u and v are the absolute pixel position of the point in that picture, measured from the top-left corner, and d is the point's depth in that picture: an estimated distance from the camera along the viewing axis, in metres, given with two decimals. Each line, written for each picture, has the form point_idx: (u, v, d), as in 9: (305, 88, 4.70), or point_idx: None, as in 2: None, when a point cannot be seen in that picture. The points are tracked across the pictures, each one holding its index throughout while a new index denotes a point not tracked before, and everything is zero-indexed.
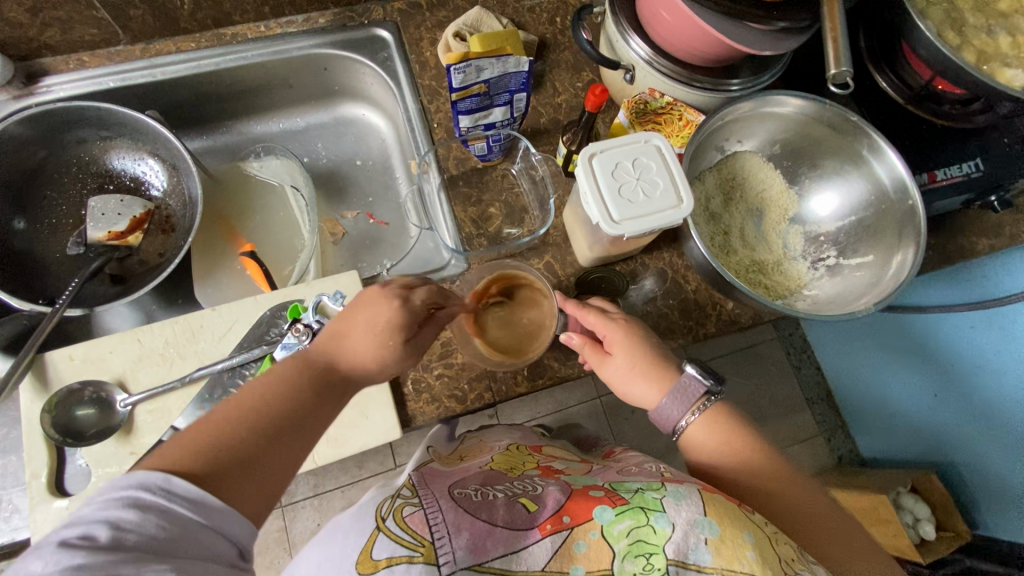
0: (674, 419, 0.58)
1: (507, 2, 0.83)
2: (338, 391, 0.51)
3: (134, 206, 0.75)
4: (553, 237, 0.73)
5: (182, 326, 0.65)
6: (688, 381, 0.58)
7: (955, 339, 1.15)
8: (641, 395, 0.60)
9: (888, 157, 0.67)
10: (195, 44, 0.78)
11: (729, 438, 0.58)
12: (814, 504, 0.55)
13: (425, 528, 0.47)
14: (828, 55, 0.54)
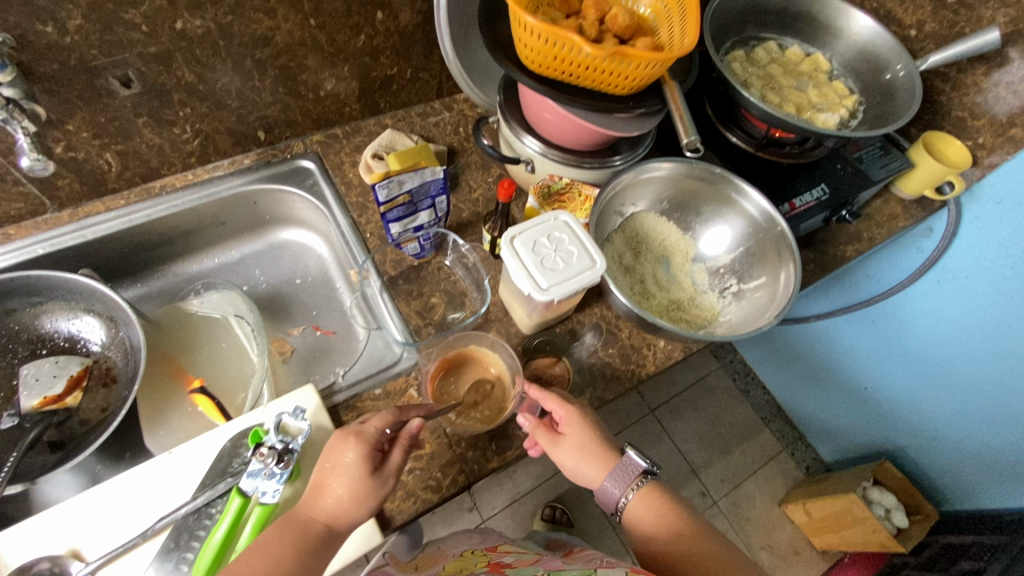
0: (616, 496, 0.64)
1: (413, 122, 0.96)
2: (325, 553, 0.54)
3: (71, 365, 0.75)
4: (495, 313, 0.79)
5: (139, 475, 0.63)
6: (628, 462, 0.65)
7: (862, 335, 1.30)
8: (585, 474, 0.66)
9: (752, 195, 0.81)
10: (124, 200, 0.82)
11: (639, 503, 0.64)
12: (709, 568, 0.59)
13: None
14: (679, 130, 0.68)
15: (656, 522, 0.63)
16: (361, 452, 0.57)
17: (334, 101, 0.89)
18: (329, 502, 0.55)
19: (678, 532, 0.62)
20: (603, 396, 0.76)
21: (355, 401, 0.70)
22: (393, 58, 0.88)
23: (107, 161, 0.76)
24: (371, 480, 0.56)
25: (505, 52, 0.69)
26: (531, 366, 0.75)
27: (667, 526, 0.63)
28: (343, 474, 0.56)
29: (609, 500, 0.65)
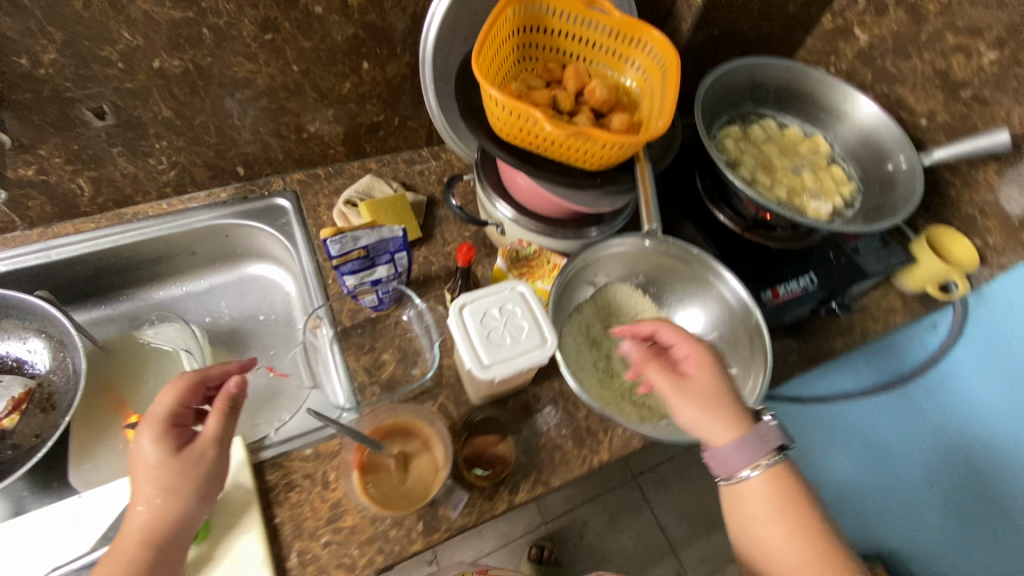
0: (735, 468, 0.54)
1: (398, 168, 0.95)
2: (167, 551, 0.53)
3: (14, 386, 0.74)
4: (447, 377, 0.76)
5: (43, 517, 0.61)
6: (765, 428, 0.55)
7: (899, 414, 1.10)
8: (709, 433, 0.56)
9: (730, 280, 0.76)
10: (95, 224, 0.82)
11: (756, 487, 0.54)
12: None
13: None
14: (641, 215, 0.68)
15: (762, 514, 0.53)
16: (161, 441, 0.55)
17: (318, 142, 0.89)
18: (146, 505, 0.53)
19: (793, 534, 0.51)
20: (548, 482, 0.71)
21: (282, 460, 0.68)
22: (380, 106, 0.88)
23: (79, 186, 0.77)
24: (184, 470, 0.55)
25: (477, 117, 0.68)
26: (471, 443, 0.71)
27: (780, 519, 0.52)
28: (148, 472, 0.54)
29: (727, 470, 0.55)
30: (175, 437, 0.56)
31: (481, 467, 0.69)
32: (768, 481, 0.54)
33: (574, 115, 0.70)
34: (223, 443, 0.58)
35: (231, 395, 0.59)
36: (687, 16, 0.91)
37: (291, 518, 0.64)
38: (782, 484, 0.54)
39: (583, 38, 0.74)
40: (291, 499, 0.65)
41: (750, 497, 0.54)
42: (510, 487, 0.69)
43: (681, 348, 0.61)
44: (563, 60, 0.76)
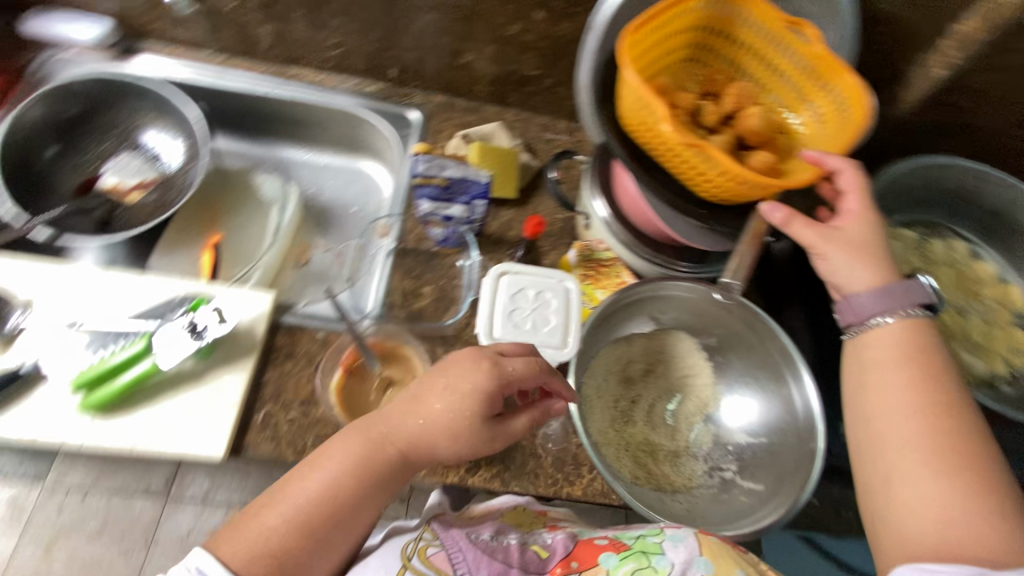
0: (868, 312, 0.55)
1: (529, 129, 0.94)
2: (398, 477, 0.54)
3: (149, 172, 0.88)
4: (469, 336, 0.74)
5: (106, 277, 0.71)
6: (914, 286, 0.55)
7: None
8: (846, 278, 0.58)
9: (808, 387, 0.64)
10: (262, 70, 0.92)
11: (885, 366, 0.53)
12: (934, 466, 0.47)
13: (449, 566, 0.52)
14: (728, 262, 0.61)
15: (888, 394, 0.52)
16: (497, 400, 0.53)
17: (468, 74, 0.90)
18: (412, 423, 0.53)
19: (912, 417, 0.50)
20: (507, 482, 0.67)
21: (295, 330, 0.71)
22: (538, 61, 0.86)
23: (263, 32, 0.86)
24: (485, 429, 0.53)
25: (610, 102, 0.64)
26: None
27: (911, 406, 0.51)
28: (458, 405, 0.52)
29: (858, 316, 0.56)
30: (499, 397, 0.53)
31: None
32: (896, 370, 0.53)
33: (713, 135, 0.64)
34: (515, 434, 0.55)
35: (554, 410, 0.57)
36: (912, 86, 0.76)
37: (276, 382, 0.68)
38: (923, 375, 0.52)
39: (767, 61, 0.66)
40: (284, 367, 0.69)
41: (879, 383, 0.53)
42: (467, 465, 0.67)
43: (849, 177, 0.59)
44: (735, 76, 0.69)
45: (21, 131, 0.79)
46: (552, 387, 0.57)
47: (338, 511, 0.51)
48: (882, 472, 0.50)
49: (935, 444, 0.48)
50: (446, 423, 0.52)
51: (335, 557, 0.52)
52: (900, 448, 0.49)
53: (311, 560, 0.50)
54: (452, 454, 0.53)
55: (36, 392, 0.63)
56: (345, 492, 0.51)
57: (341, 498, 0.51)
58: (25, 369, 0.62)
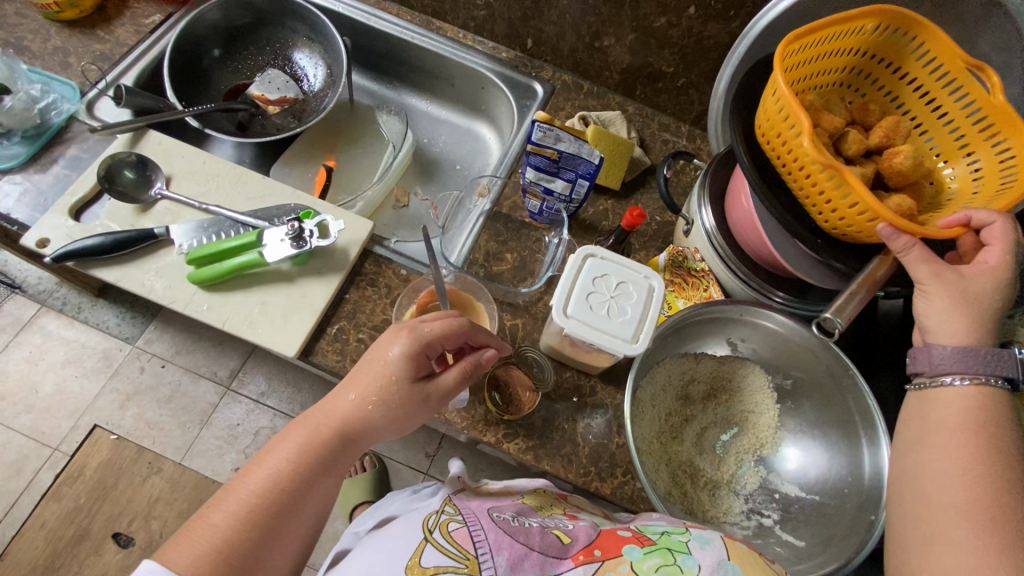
0: (942, 369, 0.50)
1: (648, 126, 0.92)
2: (345, 453, 0.55)
3: (290, 90, 0.94)
4: (538, 310, 0.75)
5: (235, 172, 0.78)
6: (1004, 357, 0.49)
7: None
8: (933, 325, 0.52)
9: (882, 457, 0.59)
10: (410, 18, 0.96)
11: (946, 429, 0.49)
12: (979, 543, 0.43)
13: (471, 544, 0.51)
14: (836, 299, 0.54)
15: (940, 457, 0.48)
16: (416, 367, 0.55)
17: (602, 58, 0.89)
18: (348, 399, 0.55)
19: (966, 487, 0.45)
20: (540, 458, 0.67)
21: (383, 262, 0.76)
22: (676, 59, 0.84)
23: None
24: (412, 394, 0.55)
25: (746, 110, 0.62)
26: (507, 372, 0.70)
27: (963, 475, 0.46)
28: (384, 374, 0.54)
29: (931, 368, 0.51)
30: (416, 362, 0.55)
31: (499, 395, 0.68)
32: (952, 433, 0.48)
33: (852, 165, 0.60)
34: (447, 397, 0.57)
35: (479, 364, 0.57)
36: None
37: (355, 303, 0.72)
38: (986, 442, 0.47)
39: (933, 98, 0.61)
40: (365, 291, 0.73)
41: (931, 446, 0.49)
42: (506, 431, 0.68)
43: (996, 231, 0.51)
44: (892, 111, 0.64)
45: (197, 29, 0.88)
46: (477, 338, 0.59)
47: (285, 497, 0.51)
48: (916, 540, 0.46)
49: (984, 518, 0.44)
50: (372, 396, 0.54)
51: (293, 547, 0.52)
52: (939, 520, 0.45)
53: (264, 555, 0.49)
54: (388, 420, 0.55)
55: (159, 255, 0.71)
56: (291, 475, 0.52)
57: (290, 482, 0.51)
58: (153, 232, 0.70)
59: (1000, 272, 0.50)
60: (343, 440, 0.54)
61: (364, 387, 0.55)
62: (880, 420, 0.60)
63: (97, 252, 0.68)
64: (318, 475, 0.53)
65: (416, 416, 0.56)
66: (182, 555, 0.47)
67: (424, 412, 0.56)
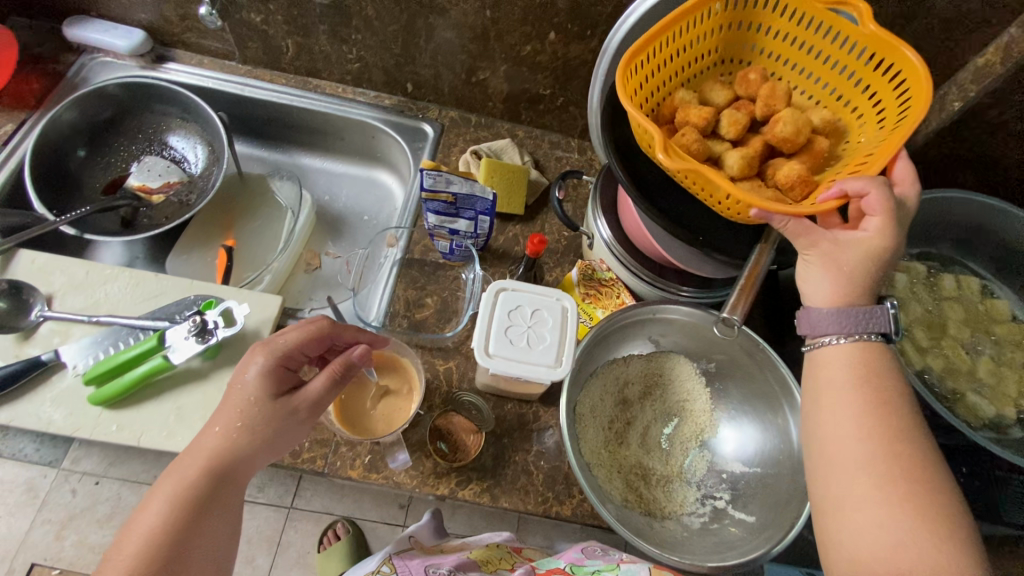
0: (821, 331, 0.54)
1: (540, 146, 0.95)
2: (230, 489, 0.51)
3: (172, 174, 0.90)
4: (468, 348, 0.75)
5: (123, 275, 0.73)
6: (880, 315, 0.52)
7: None
8: (811, 291, 0.55)
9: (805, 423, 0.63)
10: (284, 81, 0.95)
11: (839, 389, 0.52)
12: (885, 499, 0.47)
13: None
14: (729, 298, 0.56)
15: (839, 421, 0.51)
16: (275, 378, 0.54)
17: (482, 91, 0.92)
18: (214, 433, 0.52)
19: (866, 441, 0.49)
20: (497, 497, 0.67)
21: None
22: (551, 81, 0.87)
23: (286, 45, 0.89)
24: (276, 410, 0.52)
25: (616, 124, 0.65)
26: (447, 420, 0.70)
27: (862, 436, 0.49)
28: (244, 398, 0.52)
29: (811, 329, 0.54)
30: (279, 373, 0.55)
31: (445, 443, 0.68)
32: (847, 396, 0.51)
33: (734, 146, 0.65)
34: (318, 403, 0.54)
35: (350, 361, 0.56)
36: (928, 118, 0.75)
37: None
38: (874, 399, 0.51)
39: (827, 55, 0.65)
40: None
41: (829, 408, 0.52)
42: (458, 478, 0.67)
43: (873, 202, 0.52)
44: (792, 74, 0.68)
45: (54, 132, 0.83)
46: (341, 341, 0.60)
47: (168, 562, 0.46)
48: (830, 499, 0.50)
49: (885, 467, 0.48)
50: (237, 423, 0.52)
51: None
52: (851, 481, 0.49)
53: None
54: (263, 445, 0.52)
55: (52, 382, 0.66)
56: (170, 535, 0.47)
57: (168, 541, 0.47)
58: (41, 359, 0.65)
59: (873, 241, 0.52)
60: (222, 476, 0.51)
61: (228, 415, 0.52)
62: (795, 388, 0.64)
63: None
64: (197, 518, 0.49)
65: (292, 432, 0.54)
66: None
67: (299, 424, 0.54)
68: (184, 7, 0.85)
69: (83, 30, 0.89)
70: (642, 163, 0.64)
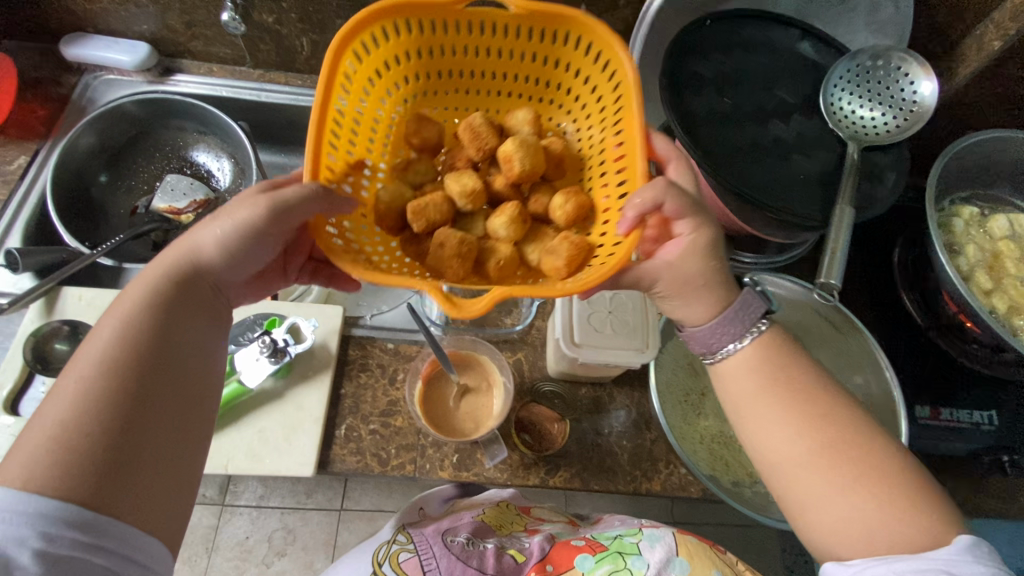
0: (718, 343, 0.52)
1: None
2: (201, 305, 0.47)
3: (198, 191, 0.87)
4: (534, 338, 0.75)
5: None
6: (750, 299, 0.52)
7: None
8: (687, 313, 0.52)
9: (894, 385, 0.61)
10: (301, 82, 0.91)
11: (749, 399, 0.51)
12: (863, 492, 0.44)
13: (420, 570, 0.54)
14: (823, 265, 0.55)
15: (769, 420, 0.49)
16: (252, 194, 0.47)
17: None
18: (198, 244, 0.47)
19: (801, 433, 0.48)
20: (588, 481, 0.68)
21: (366, 342, 0.73)
22: None
23: (301, 45, 0.85)
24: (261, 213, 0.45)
25: (676, 92, 0.63)
26: (528, 410, 0.70)
27: (802, 436, 0.48)
28: (228, 210, 0.46)
29: (708, 347, 0.53)
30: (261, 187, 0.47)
31: (528, 435, 0.68)
32: (762, 391, 0.50)
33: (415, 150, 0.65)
34: (287, 211, 0.44)
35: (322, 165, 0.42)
36: (967, 60, 0.75)
37: (354, 395, 0.69)
38: (793, 386, 0.50)
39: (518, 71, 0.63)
40: (360, 379, 0.70)
41: (748, 404, 0.51)
42: (547, 467, 0.67)
43: (671, 207, 0.46)
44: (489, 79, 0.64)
45: (71, 160, 0.79)
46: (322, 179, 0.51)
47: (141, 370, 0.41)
48: (802, 496, 0.47)
49: (831, 448, 0.46)
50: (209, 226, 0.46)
51: (169, 432, 0.42)
52: (805, 481, 0.47)
53: (131, 430, 0.39)
54: (232, 256, 0.47)
55: None
56: (139, 345, 0.42)
57: (137, 346, 0.42)
58: None
59: (697, 239, 0.49)
60: (188, 291, 0.46)
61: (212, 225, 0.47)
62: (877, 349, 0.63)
63: None
64: (161, 333, 0.44)
65: (280, 240, 0.48)
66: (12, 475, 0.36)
67: (275, 235, 0.47)
68: (190, 13, 0.81)
69: (83, 48, 0.84)
70: (706, 131, 0.62)
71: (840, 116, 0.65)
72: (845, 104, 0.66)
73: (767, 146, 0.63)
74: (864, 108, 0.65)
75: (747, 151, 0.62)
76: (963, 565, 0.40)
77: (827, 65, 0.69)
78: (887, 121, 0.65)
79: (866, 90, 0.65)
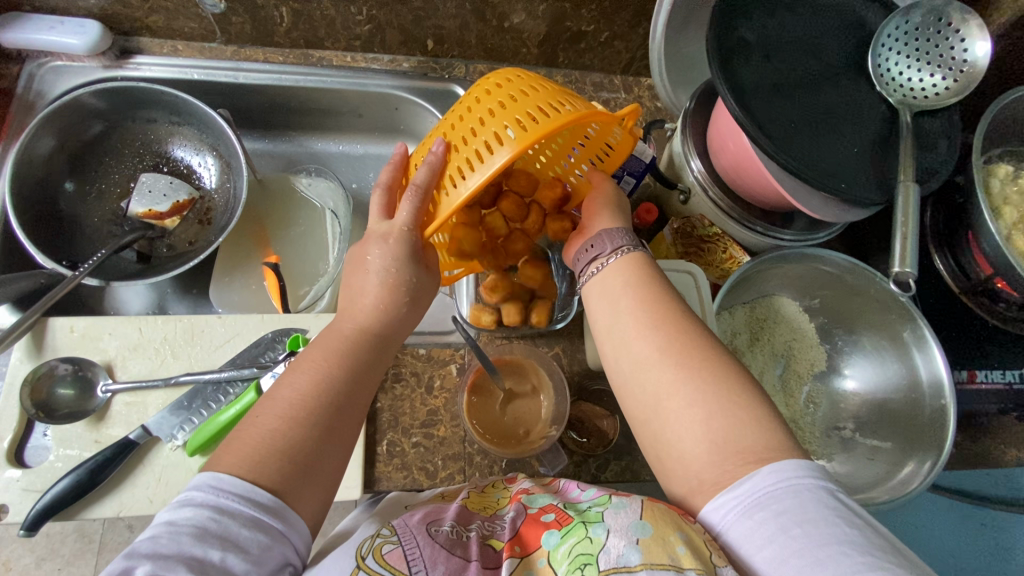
0: (593, 254, 0.58)
1: (584, 89, 0.87)
2: (381, 359, 0.53)
3: (180, 191, 0.77)
4: (569, 330, 0.72)
5: (195, 324, 0.65)
6: (620, 231, 0.59)
7: None
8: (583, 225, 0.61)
9: (934, 360, 0.63)
10: (283, 58, 0.81)
11: (633, 304, 0.54)
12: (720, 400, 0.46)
13: (405, 562, 0.43)
14: (896, 251, 0.56)
15: (646, 337, 0.51)
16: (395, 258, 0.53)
17: (515, 37, 0.81)
18: (365, 301, 0.53)
19: (664, 350, 0.50)
20: (639, 473, 0.66)
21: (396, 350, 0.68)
22: (596, 16, 0.77)
23: (280, 15, 0.75)
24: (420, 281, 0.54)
25: (727, 60, 0.56)
26: (575, 408, 0.68)
27: (660, 348, 0.50)
28: (388, 285, 0.53)
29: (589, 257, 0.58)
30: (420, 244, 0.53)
31: (576, 432, 0.66)
32: (631, 311, 0.53)
33: None
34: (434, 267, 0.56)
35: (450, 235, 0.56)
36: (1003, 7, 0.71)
37: (391, 408, 0.65)
38: (649, 302, 0.53)
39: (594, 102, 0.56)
40: (394, 391, 0.66)
41: (624, 327, 0.53)
42: (597, 463, 0.66)
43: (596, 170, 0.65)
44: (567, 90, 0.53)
45: (30, 167, 0.69)
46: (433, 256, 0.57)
47: (326, 417, 0.45)
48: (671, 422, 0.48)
49: (691, 366, 0.48)
50: (388, 278, 0.53)
51: (339, 460, 0.46)
52: (684, 396, 0.47)
53: (316, 456, 0.44)
54: (401, 320, 0.54)
55: (149, 459, 0.59)
56: (330, 393, 0.47)
57: (328, 392, 0.47)
58: (131, 440, 0.58)
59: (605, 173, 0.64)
60: (377, 346, 0.52)
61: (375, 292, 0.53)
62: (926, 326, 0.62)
63: (75, 495, 0.55)
64: (356, 380, 0.49)
65: (417, 309, 0.56)
66: (233, 461, 0.42)
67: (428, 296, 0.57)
68: None
69: (21, 31, 0.71)
70: (760, 102, 0.56)
71: (887, 79, 0.61)
72: (894, 66, 0.61)
73: (822, 119, 0.58)
74: (916, 69, 0.59)
75: (803, 124, 0.57)
76: (799, 487, 0.41)
77: (873, 20, 0.64)
78: (937, 83, 0.60)
79: (917, 50, 0.59)
